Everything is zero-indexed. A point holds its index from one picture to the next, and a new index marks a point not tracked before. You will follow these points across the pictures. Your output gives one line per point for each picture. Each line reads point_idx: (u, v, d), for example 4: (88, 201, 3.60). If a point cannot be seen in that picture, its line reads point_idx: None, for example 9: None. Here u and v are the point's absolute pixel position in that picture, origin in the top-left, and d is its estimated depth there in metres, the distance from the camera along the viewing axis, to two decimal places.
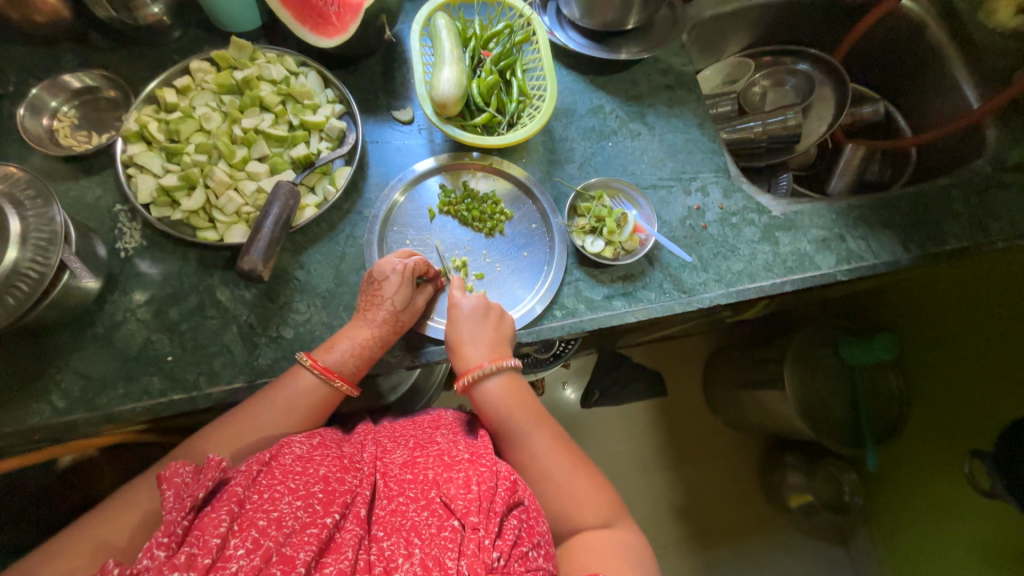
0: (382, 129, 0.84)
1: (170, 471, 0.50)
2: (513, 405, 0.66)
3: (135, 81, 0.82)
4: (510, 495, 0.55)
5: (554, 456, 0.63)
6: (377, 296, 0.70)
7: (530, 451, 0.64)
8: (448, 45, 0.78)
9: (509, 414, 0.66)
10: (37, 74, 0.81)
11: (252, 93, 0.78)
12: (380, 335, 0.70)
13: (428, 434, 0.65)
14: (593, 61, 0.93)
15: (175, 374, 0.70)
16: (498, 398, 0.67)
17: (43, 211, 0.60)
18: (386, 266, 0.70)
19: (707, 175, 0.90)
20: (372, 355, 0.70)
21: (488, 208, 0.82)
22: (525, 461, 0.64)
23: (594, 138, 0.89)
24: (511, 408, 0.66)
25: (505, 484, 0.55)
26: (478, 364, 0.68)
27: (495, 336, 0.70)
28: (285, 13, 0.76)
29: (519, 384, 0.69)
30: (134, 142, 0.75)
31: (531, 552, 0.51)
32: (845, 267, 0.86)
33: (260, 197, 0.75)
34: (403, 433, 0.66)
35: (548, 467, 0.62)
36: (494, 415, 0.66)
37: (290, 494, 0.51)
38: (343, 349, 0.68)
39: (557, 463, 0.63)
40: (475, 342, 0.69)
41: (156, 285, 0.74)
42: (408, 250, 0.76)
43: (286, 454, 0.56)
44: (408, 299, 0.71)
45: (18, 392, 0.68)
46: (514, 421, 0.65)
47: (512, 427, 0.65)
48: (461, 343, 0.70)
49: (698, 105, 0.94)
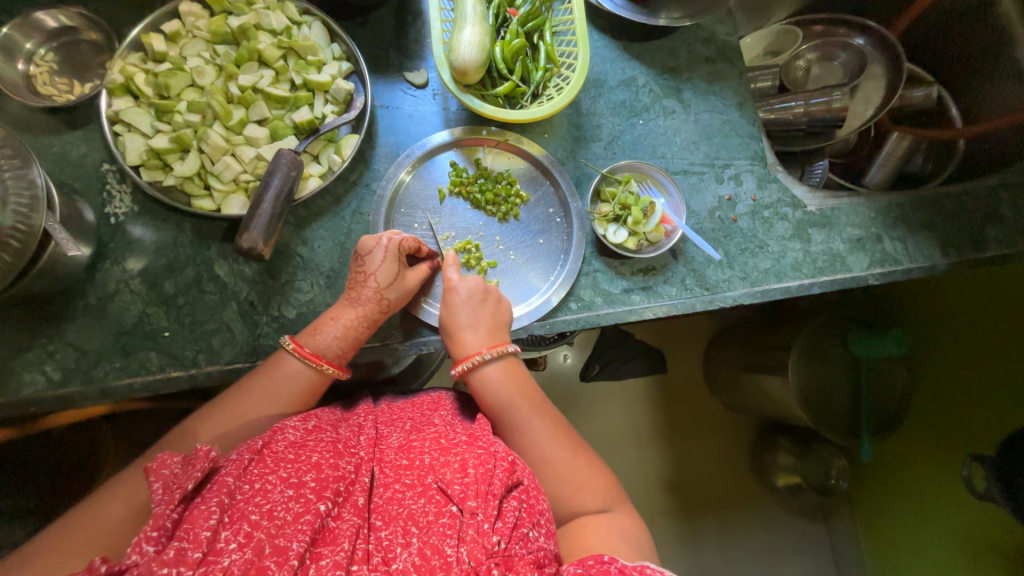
0: (392, 93, 0.77)
1: (158, 462, 0.48)
2: (511, 391, 0.64)
3: (118, 22, 0.74)
4: (509, 477, 0.52)
5: (552, 440, 0.62)
6: (361, 273, 0.66)
7: (525, 434, 0.62)
8: (470, 0, 0.69)
9: (507, 399, 0.63)
10: (8, 9, 0.72)
11: (250, 45, 0.70)
12: (366, 316, 0.66)
13: (426, 417, 0.64)
14: (629, 25, 0.84)
15: (173, 351, 0.67)
16: (496, 384, 0.64)
17: (23, 172, 0.55)
18: (370, 240, 0.66)
19: (742, 162, 0.83)
20: (359, 337, 0.66)
21: (503, 190, 0.76)
22: (522, 444, 0.62)
23: (624, 114, 0.82)
24: (510, 392, 0.64)
25: (503, 466, 0.53)
26: (477, 351, 0.65)
27: (492, 318, 0.68)
28: None
29: (517, 367, 0.66)
30: (120, 96, 0.68)
31: (531, 533, 0.49)
32: (878, 270, 0.81)
33: (260, 165, 0.69)
34: (401, 416, 0.65)
35: (545, 449, 0.61)
36: (492, 402, 0.64)
37: (282, 483, 0.49)
38: (328, 333, 0.64)
39: (555, 446, 0.61)
40: (473, 327, 0.67)
41: (149, 255, 0.69)
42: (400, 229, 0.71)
43: (279, 440, 0.54)
44: (395, 276, 0.67)
45: (8, 360, 0.65)
46: (512, 406, 0.63)
47: (509, 413, 0.63)
48: (458, 328, 0.67)
49: (740, 81, 0.86)
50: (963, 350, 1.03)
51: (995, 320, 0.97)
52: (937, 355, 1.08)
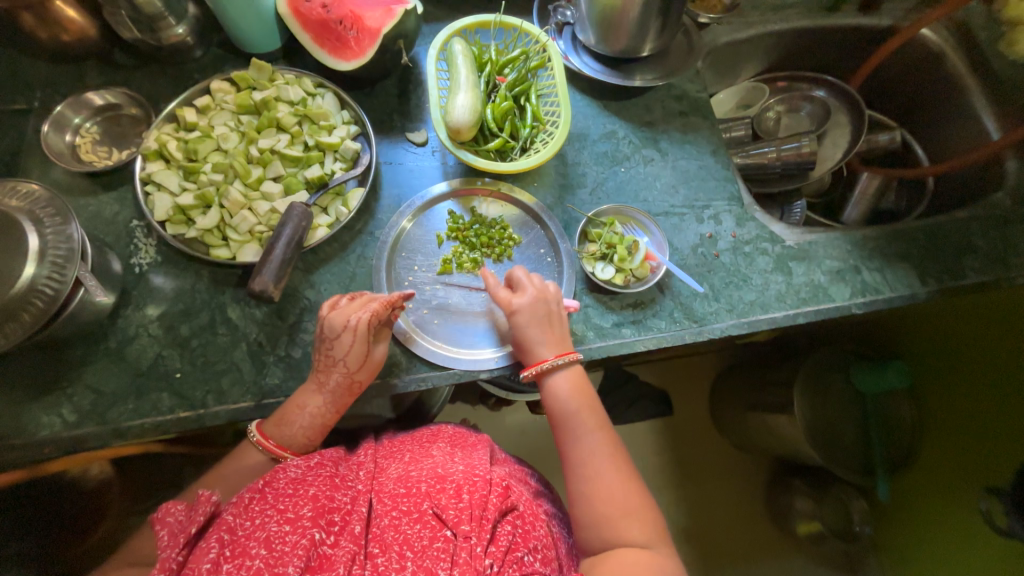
0: (396, 150, 0.85)
1: (163, 509, 0.49)
2: (579, 402, 0.68)
3: (157, 98, 0.84)
4: (503, 501, 0.56)
5: (607, 459, 0.64)
6: (330, 358, 0.66)
7: (580, 446, 0.66)
8: (464, 70, 0.78)
9: (573, 410, 0.68)
10: (65, 92, 0.83)
11: (270, 114, 0.79)
12: (334, 402, 0.67)
13: (425, 449, 0.66)
14: (607, 87, 0.94)
15: (183, 391, 0.71)
16: (566, 394, 0.69)
17: (62, 228, 0.63)
18: (338, 324, 0.65)
19: (721, 203, 0.89)
20: (327, 422, 0.67)
21: (496, 234, 0.82)
22: (579, 457, 0.65)
23: (607, 163, 0.89)
24: (576, 402, 0.68)
25: (497, 491, 0.56)
26: (544, 357, 0.70)
27: (561, 325, 0.72)
28: (304, 35, 0.80)
29: (583, 380, 0.71)
30: (153, 160, 0.77)
31: (526, 556, 0.52)
32: (861, 299, 0.84)
33: (273, 217, 0.75)
34: (400, 449, 0.66)
35: (600, 468, 0.64)
36: (557, 410, 0.69)
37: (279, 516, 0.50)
38: (295, 422, 0.65)
39: (607, 465, 0.64)
40: (540, 340, 0.70)
41: (168, 301, 0.75)
42: (366, 295, 0.70)
43: (280, 478, 0.54)
44: (363, 357, 0.66)
45: (29, 404, 0.68)
46: (578, 416, 0.67)
47: (573, 422, 0.67)
48: (528, 342, 0.71)
49: (712, 131, 0.94)
50: (957, 378, 1.04)
51: (988, 348, 0.98)
52: (939, 385, 1.08)
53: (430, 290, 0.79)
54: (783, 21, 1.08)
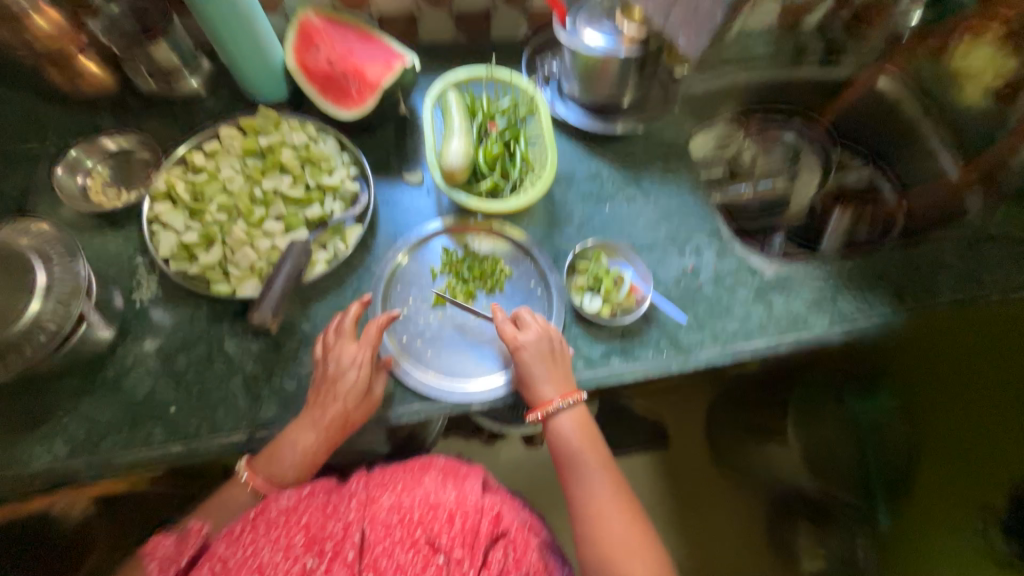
0: (393, 190, 0.90)
1: (153, 544, 0.56)
2: (582, 441, 0.73)
3: (167, 142, 0.89)
4: (492, 528, 0.62)
5: (608, 494, 0.71)
6: (330, 394, 0.69)
7: (585, 487, 0.71)
8: (457, 118, 0.85)
9: (577, 449, 0.73)
10: (79, 136, 0.88)
11: (275, 157, 0.84)
12: (326, 439, 0.68)
13: (416, 478, 0.65)
14: (593, 131, 1.01)
15: (176, 424, 0.71)
16: (569, 433, 0.73)
17: (71, 265, 0.66)
18: (344, 362, 0.70)
19: (701, 238, 0.94)
20: (319, 460, 0.68)
21: (488, 267, 0.86)
22: (582, 493, 0.71)
23: (592, 201, 0.95)
24: (580, 443, 0.73)
25: (488, 518, 0.63)
26: (550, 399, 0.73)
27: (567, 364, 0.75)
28: (310, 89, 0.87)
29: (587, 420, 0.75)
30: (161, 200, 0.81)
31: None
32: (839, 328, 0.88)
33: (273, 253, 0.78)
34: (391, 479, 0.65)
35: (603, 507, 0.70)
36: (563, 453, 0.73)
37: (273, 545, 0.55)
38: (288, 455, 0.67)
39: (610, 502, 0.70)
40: (543, 379, 0.73)
41: (166, 334, 0.76)
42: (369, 327, 0.73)
43: (273, 507, 0.58)
44: (363, 393, 0.70)
45: (20, 438, 0.68)
46: (581, 455, 0.73)
47: (576, 460, 0.73)
48: (532, 380, 0.74)
49: (690, 171, 1.00)
50: None
51: None
52: None
53: (423, 322, 0.81)
54: (751, 71, 1.17)
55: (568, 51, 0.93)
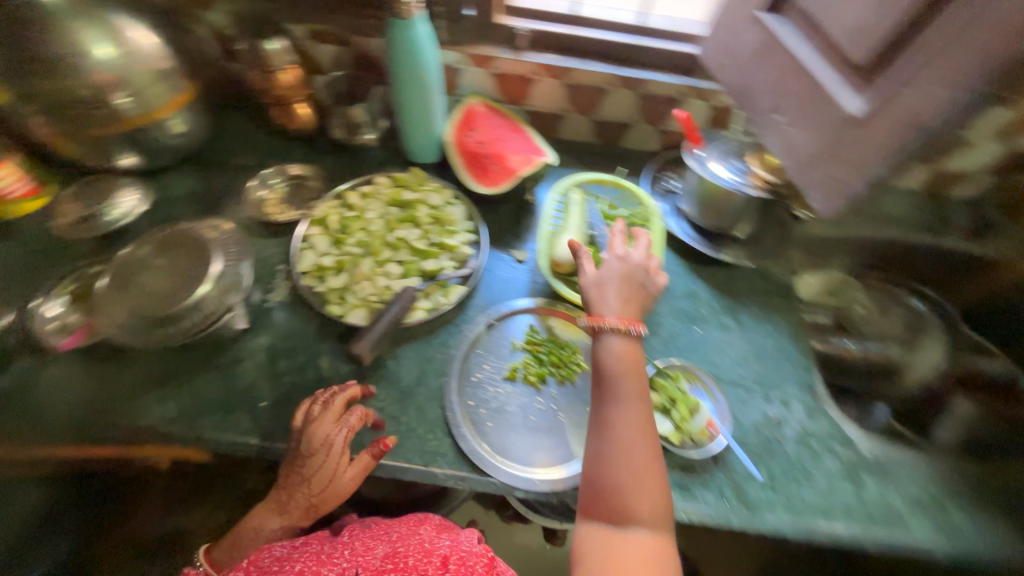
0: (499, 261, 0.98)
1: None
2: (627, 362, 0.67)
3: (332, 177, 1.07)
4: (487, 570, 0.73)
5: (634, 443, 0.62)
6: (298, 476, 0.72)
7: (616, 412, 0.64)
8: (575, 215, 0.92)
9: (615, 384, 0.66)
10: (271, 158, 1.08)
11: (412, 212, 0.98)
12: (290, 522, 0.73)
13: (411, 530, 0.80)
14: (698, 252, 1.03)
15: (260, 420, 0.79)
16: (614, 351, 0.67)
17: (238, 265, 0.86)
18: (319, 440, 0.71)
19: (793, 389, 0.89)
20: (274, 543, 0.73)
21: (566, 356, 0.88)
22: (604, 437, 0.63)
23: (683, 320, 0.95)
24: (624, 368, 0.66)
25: (482, 561, 0.73)
26: (604, 316, 0.70)
27: (636, 301, 0.72)
28: (458, 161, 1.01)
29: (638, 353, 0.69)
30: (314, 224, 0.96)
31: None
32: (947, 544, 0.74)
33: (386, 292, 0.88)
34: (386, 531, 0.79)
35: (630, 434, 0.62)
36: (604, 369, 0.67)
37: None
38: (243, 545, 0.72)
39: (627, 496, 0.59)
40: (604, 294, 0.72)
41: (280, 336, 0.87)
42: (348, 409, 0.75)
43: (267, 556, 0.67)
44: (328, 480, 0.71)
45: (145, 391, 0.80)
46: (618, 387, 0.65)
47: (614, 379, 0.66)
48: (600, 286, 0.73)
49: (793, 316, 0.98)
50: None
51: None
52: None
53: (492, 392, 0.84)
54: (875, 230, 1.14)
55: (693, 175, 0.99)
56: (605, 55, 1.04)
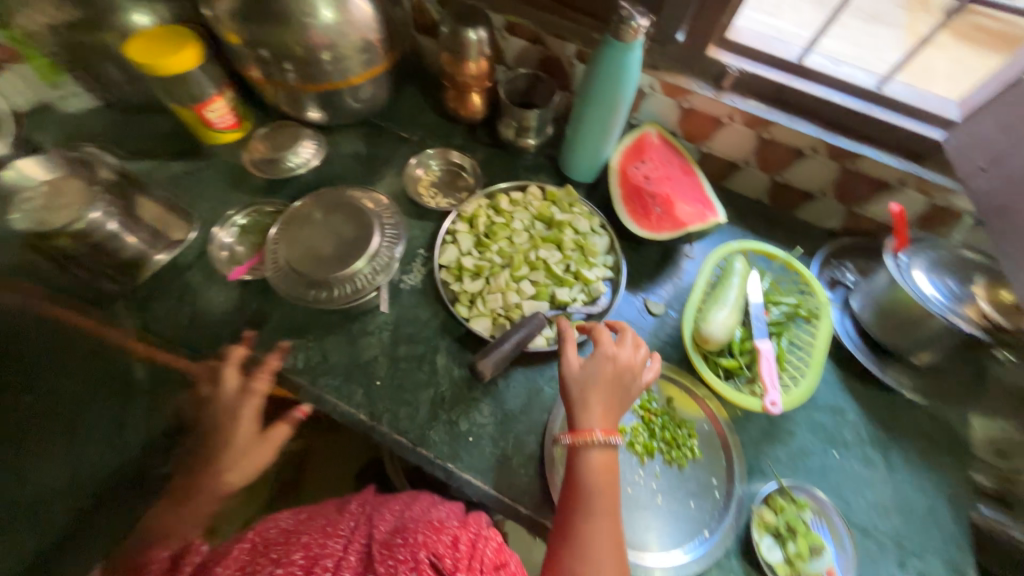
0: (632, 309, 0.93)
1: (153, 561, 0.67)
2: (602, 481, 0.68)
3: (486, 173, 1.06)
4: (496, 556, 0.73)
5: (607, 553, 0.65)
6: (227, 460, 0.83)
7: (589, 527, 0.66)
8: (735, 290, 0.83)
9: (593, 493, 0.67)
10: (434, 138, 1.10)
11: (558, 233, 0.94)
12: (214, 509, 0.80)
13: (423, 511, 0.80)
14: (855, 361, 0.90)
15: (373, 399, 0.82)
16: (594, 468, 0.69)
17: (393, 244, 0.93)
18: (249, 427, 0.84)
19: (935, 562, 0.76)
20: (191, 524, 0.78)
21: (681, 436, 0.82)
22: (581, 550, 0.65)
23: (821, 436, 0.84)
24: (601, 482, 0.68)
25: (492, 549, 0.74)
26: (592, 429, 0.69)
27: (616, 405, 0.72)
28: (617, 192, 0.96)
29: (615, 465, 0.70)
30: (462, 221, 0.96)
31: None
32: None
33: (515, 310, 0.87)
34: (398, 509, 0.81)
35: (601, 550, 0.65)
36: (582, 484, 0.68)
37: (275, 562, 0.67)
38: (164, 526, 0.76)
39: None
40: (593, 408, 0.71)
41: (405, 321, 0.89)
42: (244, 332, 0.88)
43: (271, 529, 0.75)
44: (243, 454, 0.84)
45: (283, 337, 0.86)
46: (596, 499, 0.67)
47: (588, 499, 0.67)
48: (584, 398, 0.72)
49: (957, 475, 0.82)
50: None
51: None
52: None
53: None
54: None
55: (884, 277, 0.86)
56: (819, 116, 0.91)
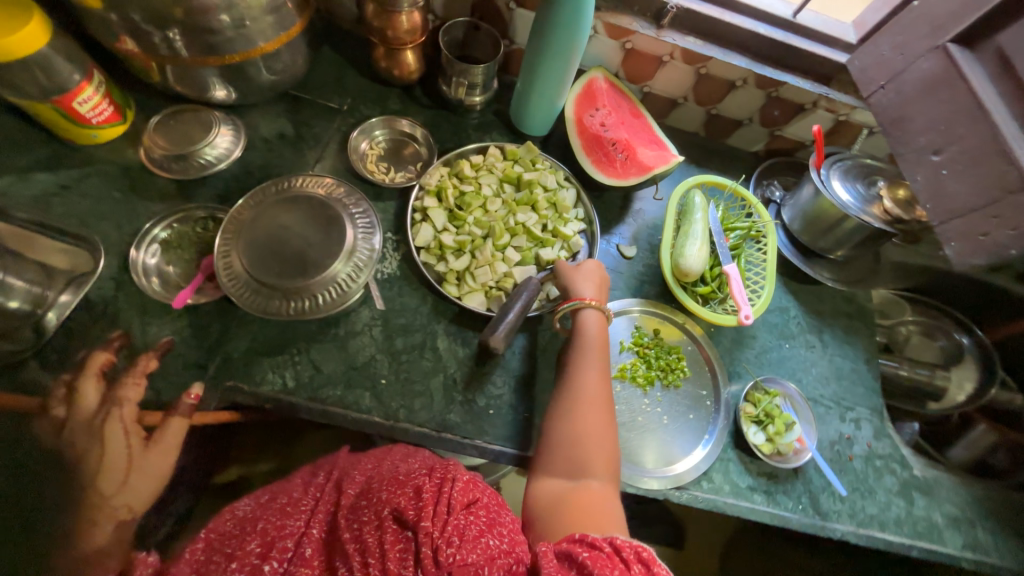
0: (609, 256, 0.97)
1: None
2: (597, 338, 0.80)
3: (437, 139, 0.99)
4: (464, 495, 0.63)
5: (598, 396, 0.75)
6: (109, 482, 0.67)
7: (586, 373, 0.77)
8: (700, 223, 0.91)
9: (588, 348, 0.79)
10: (368, 106, 0.99)
11: (530, 194, 0.93)
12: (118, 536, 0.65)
13: (393, 466, 0.74)
14: (791, 266, 1.06)
15: (382, 398, 0.79)
16: (588, 327, 0.80)
17: (369, 236, 0.85)
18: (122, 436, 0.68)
19: (864, 410, 0.97)
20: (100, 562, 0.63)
21: (673, 361, 0.91)
22: (575, 388, 0.76)
23: (775, 334, 0.99)
24: (597, 340, 0.80)
25: (459, 486, 0.63)
26: (585, 296, 0.82)
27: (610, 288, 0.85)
28: (577, 142, 0.96)
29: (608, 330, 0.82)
30: (427, 196, 0.90)
31: (491, 541, 0.58)
32: (970, 555, 0.89)
33: (507, 280, 0.87)
34: (369, 469, 0.75)
35: (596, 394, 0.75)
36: (580, 338, 0.80)
37: (229, 557, 0.62)
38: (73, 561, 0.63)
39: (589, 432, 0.72)
40: (586, 284, 0.83)
41: (393, 312, 0.85)
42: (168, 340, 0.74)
43: (228, 519, 0.70)
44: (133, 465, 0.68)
45: (261, 358, 0.77)
46: (592, 351, 0.79)
47: (585, 350, 0.79)
48: (578, 278, 0.83)
49: (870, 340, 1.04)
50: None
51: None
52: None
53: None
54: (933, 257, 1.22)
55: (810, 190, 0.99)
56: (746, 47, 0.97)
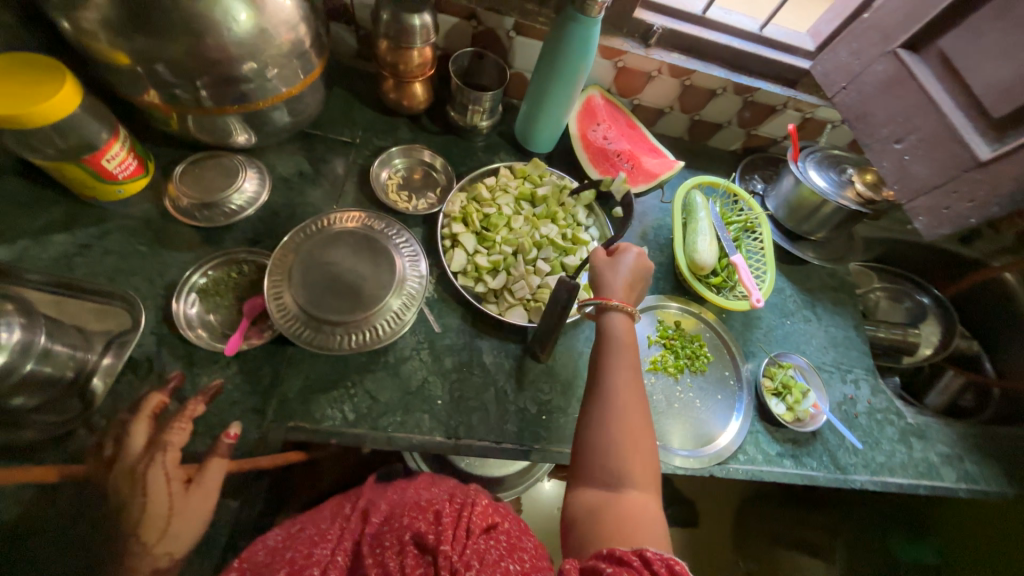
0: None
1: None
2: (626, 336, 0.73)
3: (451, 163, 1.03)
4: (483, 520, 0.68)
5: (631, 398, 0.68)
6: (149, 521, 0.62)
7: (616, 376, 0.70)
8: (705, 220, 1.00)
9: (616, 347, 0.72)
10: (379, 137, 1.01)
11: (550, 209, 0.99)
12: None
13: (415, 494, 0.78)
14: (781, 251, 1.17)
15: (441, 418, 0.81)
16: (615, 326, 0.73)
17: (415, 265, 0.89)
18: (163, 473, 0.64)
19: (860, 371, 1.09)
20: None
21: (696, 349, 0.99)
22: (605, 392, 0.69)
23: (778, 313, 1.10)
24: (626, 339, 0.72)
25: (480, 513, 0.69)
26: (612, 296, 0.75)
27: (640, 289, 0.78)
28: (584, 156, 1.03)
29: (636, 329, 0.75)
30: (454, 221, 0.94)
31: (511, 565, 0.62)
32: (965, 485, 1.02)
33: (542, 291, 0.92)
34: (390, 497, 0.78)
35: (630, 398, 0.68)
36: (607, 339, 0.73)
37: None
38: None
39: (624, 437, 0.65)
40: (612, 284, 0.76)
41: (437, 333, 0.88)
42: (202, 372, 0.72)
43: (258, 551, 0.67)
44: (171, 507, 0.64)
45: (317, 394, 0.78)
46: (620, 351, 0.71)
47: (614, 350, 0.71)
48: (602, 278, 0.77)
49: (855, 308, 1.16)
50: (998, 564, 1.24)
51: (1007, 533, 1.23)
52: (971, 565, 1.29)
53: None
54: (891, 230, 1.38)
55: (791, 181, 1.10)
56: (722, 59, 1.08)
